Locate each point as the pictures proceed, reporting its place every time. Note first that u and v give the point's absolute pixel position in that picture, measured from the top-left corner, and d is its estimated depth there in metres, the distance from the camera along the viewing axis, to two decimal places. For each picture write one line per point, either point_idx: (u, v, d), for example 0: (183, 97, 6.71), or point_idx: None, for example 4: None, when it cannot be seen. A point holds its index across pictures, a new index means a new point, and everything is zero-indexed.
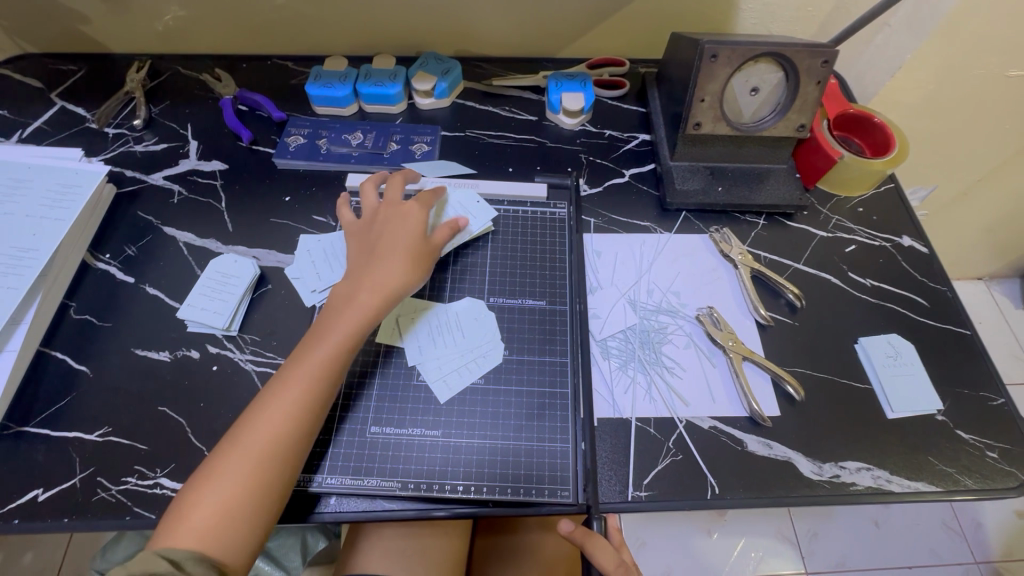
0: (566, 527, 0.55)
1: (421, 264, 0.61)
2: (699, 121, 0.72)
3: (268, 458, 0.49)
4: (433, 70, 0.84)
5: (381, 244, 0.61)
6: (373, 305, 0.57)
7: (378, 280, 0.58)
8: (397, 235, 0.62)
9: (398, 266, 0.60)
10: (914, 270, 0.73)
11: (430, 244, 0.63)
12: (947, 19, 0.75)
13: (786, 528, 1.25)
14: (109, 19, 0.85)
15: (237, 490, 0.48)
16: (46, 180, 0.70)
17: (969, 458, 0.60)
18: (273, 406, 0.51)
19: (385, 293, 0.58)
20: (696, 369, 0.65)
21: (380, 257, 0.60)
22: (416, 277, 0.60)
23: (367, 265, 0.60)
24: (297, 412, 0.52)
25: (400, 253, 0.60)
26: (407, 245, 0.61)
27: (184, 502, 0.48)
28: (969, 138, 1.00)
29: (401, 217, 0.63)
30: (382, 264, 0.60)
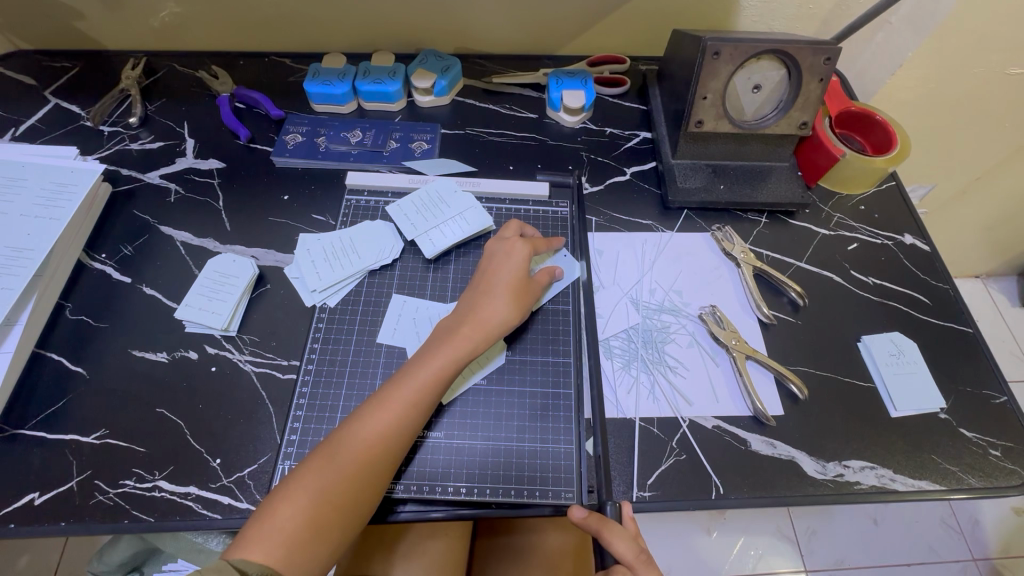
0: (578, 513, 0.52)
1: (523, 305, 0.61)
2: (701, 119, 0.71)
3: (354, 477, 0.49)
4: (432, 68, 0.83)
5: (484, 281, 0.62)
6: (473, 340, 0.57)
7: (480, 317, 0.59)
8: (500, 272, 0.62)
9: (501, 302, 0.60)
10: (916, 268, 0.73)
11: (531, 284, 0.63)
12: (948, 17, 0.75)
13: (785, 526, 1.25)
14: (104, 16, 0.84)
15: (322, 506, 0.48)
16: (41, 179, 0.69)
17: (973, 457, 0.60)
18: (366, 427, 0.51)
19: (485, 329, 0.58)
20: (700, 368, 0.64)
21: (486, 294, 0.60)
22: (515, 318, 0.60)
23: (472, 301, 0.60)
24: (388, 433, 0.52)
25: (503, 292, 0.60)
26: (511, 284, 0.61)
27: (271, 507, 0.47)
28: (968, 137, 1.00)
29: (507, 255, 0.63)
30: (485, 302, 0.60)
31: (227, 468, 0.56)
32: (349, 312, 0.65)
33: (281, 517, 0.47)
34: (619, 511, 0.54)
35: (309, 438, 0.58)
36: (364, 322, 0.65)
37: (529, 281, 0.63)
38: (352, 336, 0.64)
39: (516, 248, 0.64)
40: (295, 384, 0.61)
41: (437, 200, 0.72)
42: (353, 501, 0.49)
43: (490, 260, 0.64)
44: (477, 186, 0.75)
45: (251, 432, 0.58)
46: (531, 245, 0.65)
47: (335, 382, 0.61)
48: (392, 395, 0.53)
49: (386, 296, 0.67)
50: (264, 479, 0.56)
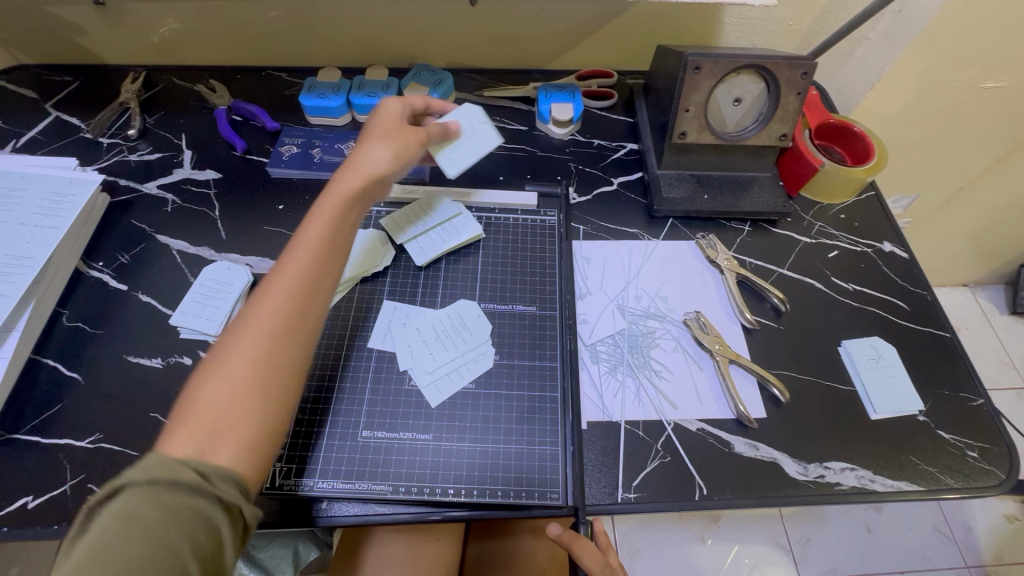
0: (553, 530, 0.55)
1: (406, 142, 0.62)
2: (684, 131, 0.74)
3: (273, 331, 0.47)
4: (425, 81, 0.86)
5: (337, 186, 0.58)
6: (362, 181, 0.58)
7: (364, 161, 0.59)
8: (380, 118, 0.64)
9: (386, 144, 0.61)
10: (895, 274, 0.75)
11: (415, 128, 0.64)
12: (922, 33, 0.78)
13: (779, 533, 1.25)
14: (105, 31, 0.86)
15: (263, 356, 0.46)
16: (41, 189, 0.70)
17: (951, 458, 0.62)
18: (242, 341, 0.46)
19: (374, 174, 0.59)
20: (683, 372, 0.66)
21: (362, 147, 0.61)
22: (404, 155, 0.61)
23: (354, 155, 0.61)
24: (298, 293, 0.50)
25: (385, 135, 0.62)
26: (388, 128, 0.63)
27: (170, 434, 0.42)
28: (948, 148, 1.03)
29: (381, 106, 0.65)
30: (364, 153, 0.60)
31: None
32: (341, 318, 0.67)
33: (205, 399, 0.44)
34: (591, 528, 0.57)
35: (301, 442, 0.59)
36: (356, 328, 0.66)
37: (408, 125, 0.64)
38: (344, 341, 0.65)
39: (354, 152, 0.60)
40: None
41: (431, 208, 0.74)
42: (285, 338, 0.48)
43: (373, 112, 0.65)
44: (468, 195, 0.77)
45: None
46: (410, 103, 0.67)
47: (327, 387, 0.62)
48: (286, 271, 0.51)
49: (378, 302, 0.68)
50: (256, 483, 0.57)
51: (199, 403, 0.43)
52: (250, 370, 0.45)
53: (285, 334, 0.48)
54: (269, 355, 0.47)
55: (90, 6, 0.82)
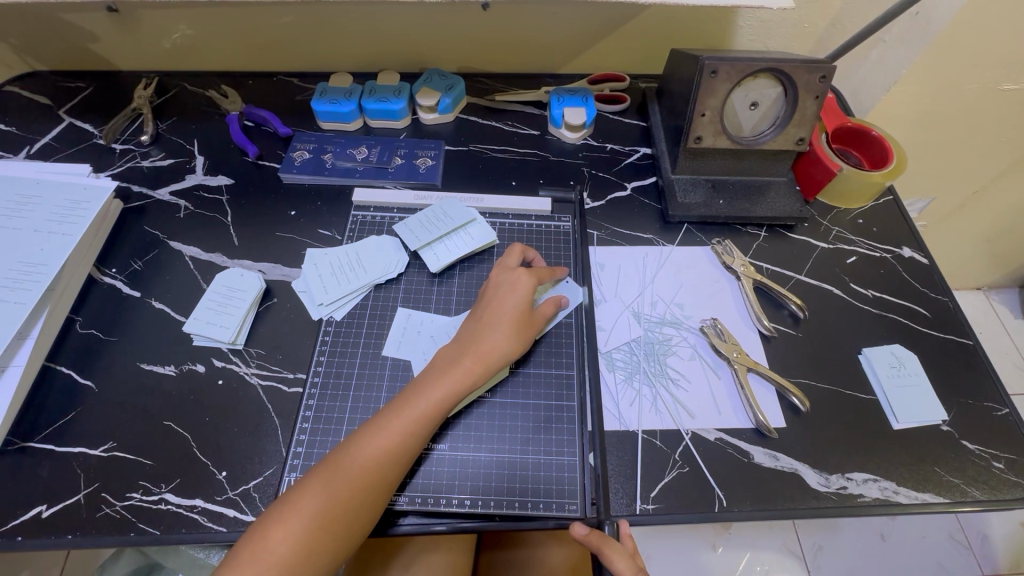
0: (579, 530, 0.53)
1: (526, 336, 0.61)
2: (700, 136, 0.73)
3: (323, 519, 0.49)
4: (437, 86, 0.85)
5: (488, 309, 0.61)
6: (473, 373, 0.57)
7: (481, 347, 0.58)
8: (504, 304, 0.61)
9: (501, 335, 0.59)
10: (915, 280, 0.74)
11: (535, 315, 0.62)
12: (941, 36, 0.77)
13: (791, 541, 1.24)
14: (118, 37, 0.86)
15: (313, 535, 0.48)
16: (55, 196, 0.70)
17: (976, 469, 0.60)
18: (359, 452, 0.51)
19: (486, 362, 0.58)
20: (701, 381, 0.65)
21: (488, 327, 0.60)
22: (518, 349, 0.60)
23: (473, 332, 0.60)
24: (355, 503, 0.50)
25: (504, 320, 0.60)
26: (514, 314, 0.61)
27: (268, 523, 0.48)
28: (965, 151, 1.01)
29: (514, 285, 0.63)
30: (485, 334, 0.59)
31: (232, 481, 0.57)
32: (355, 326, 0.66)
33: (290, 517, 0.48)
34: (618, 528, 0.55)
35: (315, 451, 0.58)
36: (369, 335, 0.66)
37: (532, 312, 0.62)
38: (358, 349, 0.65)
39: (520, 281, 0.63)
40: (301, 396, 0.62)
41: (448, 216, 0.72)
42: (327, 548, 0.49)
43: (495, 289, 0.63)
44: (481, 201, 0.76)
45: (256, 444, 0.59)
46: (535, 277, 0.64)
47: (342, 394, 0.62)
48: (416, 389, 0.56)
49: (391, 309, 0.68)
50: (270, 492, 0.56)
51: (291, 515, 0.48)
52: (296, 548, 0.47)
53: (327, 538, 0.49)
54: (308, 558, 0.48)
55: (103, 13, 0.82)
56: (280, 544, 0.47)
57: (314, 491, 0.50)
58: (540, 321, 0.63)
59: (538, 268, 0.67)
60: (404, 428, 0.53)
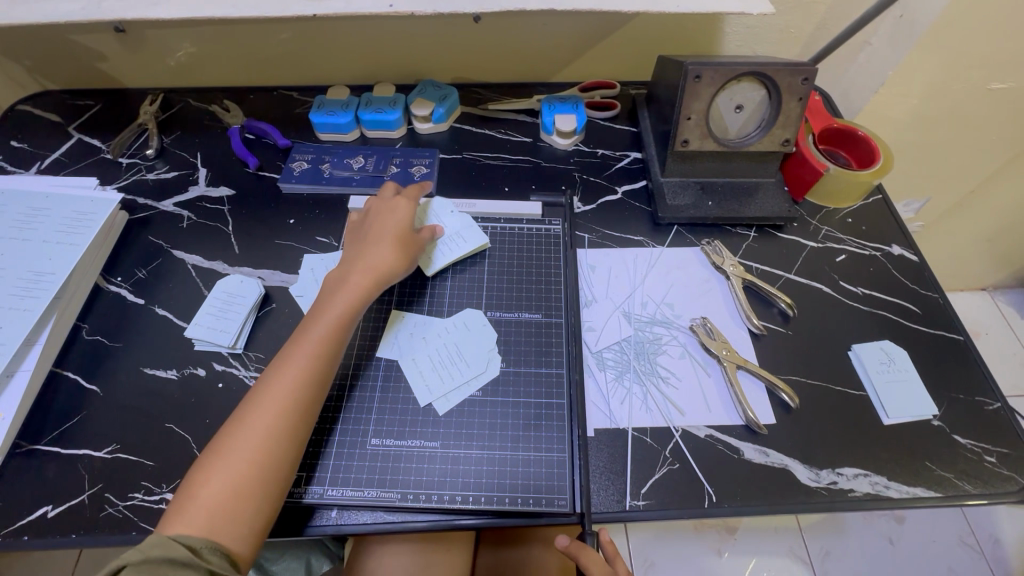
0: (561, 541, 0.56)
1: (406, 249, 0.67)
2: (686, 139, 0.74)
3: (251, 454, 0.51)
4: (431, 97, 0.88)
5: (343, 270, 0.64)
6: (365, 286, 0.63)
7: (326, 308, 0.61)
8: (359, 263, 0.64)
9: (345, 295, 0.62)
10: (904, 278, 0.74)
11: (414, 234, 0.69)
12: (925, 37, 0.78)
13: (798, 546, 1.22)
14: (125, 56, 0.89)
15: (240, 474, 0.50)
16: (63, 208, 0.73)
17: (967, 463, 0.60)
18: (268, 390, 0.54)
19: (371, 277, 0.63)
20: (690, 379, 0.66)
21: (369, 246, 0.66)
22: (402, 262, 0.66)
23: (329, 292, 0.63)
24: (274, 428, 0.52)
25: (354, 279, 0.63)
26: (391, 233, 0.67)
27: (194, 481, 0.50)
28: (958, 151, 1.02)
29: (388, 211, 0.69)
30: (366, 254, 0.65)
31: None
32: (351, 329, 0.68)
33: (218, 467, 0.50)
34: (598, 538, 0.57)
35: (311, 451, 0.59)
36: (365, 338, 0.67)
37: (408, 230, 0.68)
38: (353, 351, 0.66)
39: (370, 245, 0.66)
40: None
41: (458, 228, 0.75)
42: (264, 482, 0.51)
43: (370, 220, 0.69)
44: (474, 206, 0.78)
45: None
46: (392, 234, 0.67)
47: (337, 395, 0.63)
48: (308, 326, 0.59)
49: (386, 312, 0.69)
50: None
51: (216, 466, 0.50)
52: (230, 489, 0.49)
53: (252, 476, 0.50)
54: (237, 499, 0.49)
55: (110, 33, 0.85)
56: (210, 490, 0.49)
57: (235, 436, 0.52)
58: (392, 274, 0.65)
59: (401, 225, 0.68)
60: (308, 355, 0.57)
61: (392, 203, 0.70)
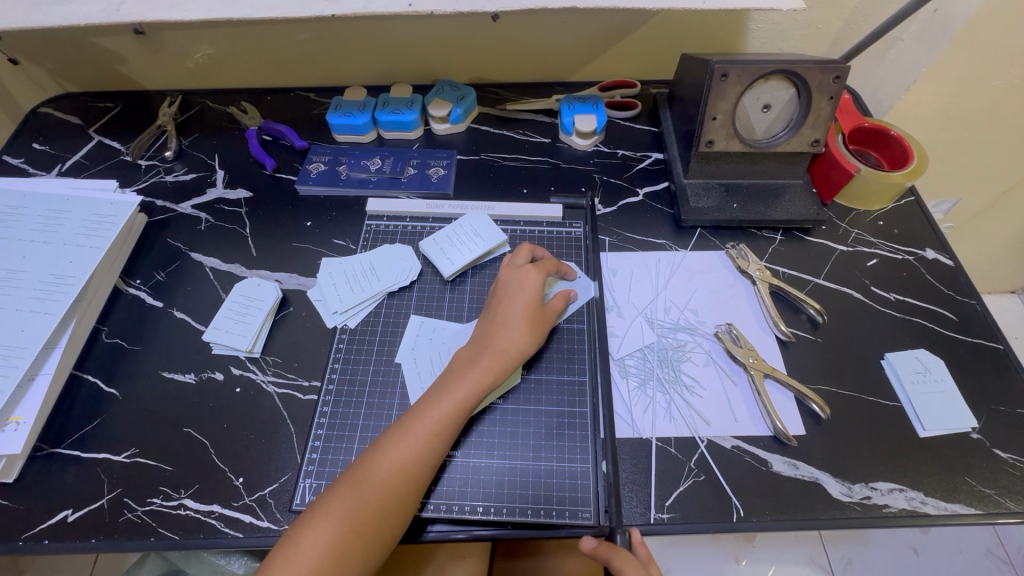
0: (589, 544, 0.53)
1: (540, 331, 0.62)
2: (712, 140, 0.72)
3: (328, 557, 0.47)
4: (449, 97, 0.87)
5: (501, 306, 0.62)
6: (492, 370, 0.58)
7: (502, 345, 0.59)
8: (517, 299, 0.62)
9: (516, 331, 0.60)
10: (939, 283, 0.71)
11: (546, 312, 0.63)
12: (961, 32, 0.75)
13: (819, 555, 1.19)
14: (145, 58, 0.90)
15: (346, 537, 0.48)
16: (83, 211, 0.73)
17: (1009, 479, 0.58)
18: (392, 454, 0.52)
19: (505, 357, 0.58)
20: (717, 388, 0.64)
21: (503, 323, 0.60)
22: (533, 346, 0.61)
23: (492, 328, 0.61)
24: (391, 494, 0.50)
25: (517, 319, 0.60)
26: (528, 310, 0.61)
27: (298, 534, 0.48)
28: (993, 150, 0.98)
29: (522, 282, 0.63)
30: (501, 331, 0.60)
31: (249, 487, 0.58)
32: (369, 333, 0.67)
33: (320, 538, 0.47)
34: (629, 537, 0.54)
35: (328, 459, 0.59)
36: (383, 343, 0.66)
37: (545, 310, 0.63)
38: (371, 356, 0.65)
39: (528, 277, 0.63)
40: (315, 404, 0.62)
41: (578, 268, 0.72)
42: (361, 557, 0.48)
43: (504, 286, 0.63)
44: (493, 209, 0.77)
45: (272, 450, 0.60)
46: (543, 270, 0.64)
47: (355, 401, 0.62)
48: (438, 391, 0.56)
49: (404, 316, 0.68)
50: (285, 498, 0.57)
51: (295, 561, 0.46)
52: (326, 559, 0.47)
53: (358, 539, 0.48)
54: (336, 561, 0.47)
55: (129, 36, 0.85)
56: (314, 545, 0.47)
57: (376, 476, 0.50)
58: (539, 329, 0.61)
59: (545, 260, 0.67)
60: (430, 431, 0.53)
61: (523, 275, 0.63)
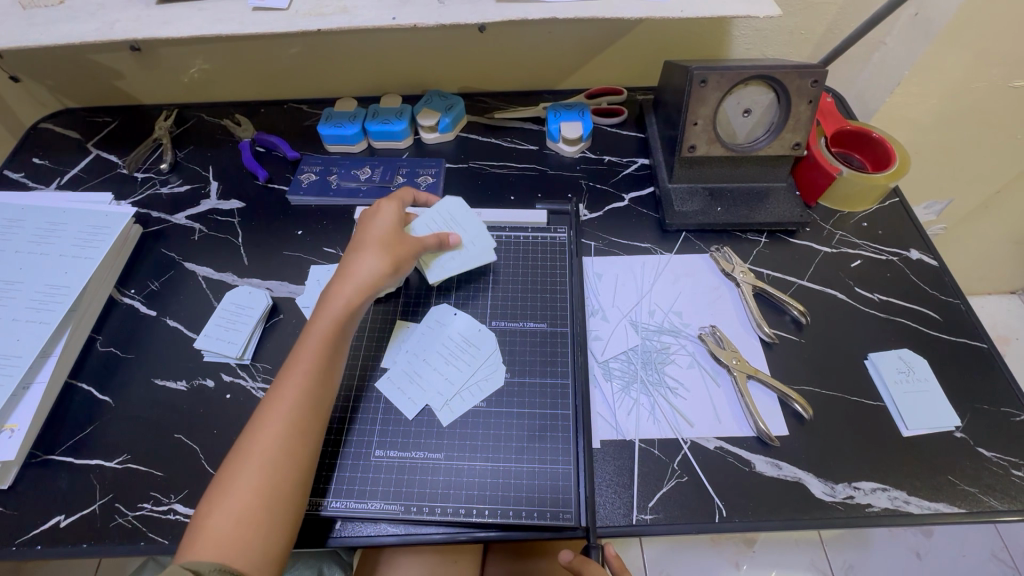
0: (565, 556, 0.54)
1: (401, 256, 0.64)
2: (693, 144, 0.73)
3: (238, 516, 0.48)
4: (438, 106, 0.88)
5: (357, 242, 0.65)
6: (355, 299, 0.60)
7: (358, 274, 0.61)
8: (370, 235, 0.65)
9: (371, 255, 0.62)
10: (923, 283, 0.72)
11: (405, 238, 0.66)
12: (941, 35, 0.75)
13: (820, 559, 1.18)
14: (142, 73, 0.92)
15: (250, 495, 0.48)
16: (79, 223, 0.75)
17: (993, 477, 0.58)
18: (272, 409, 0.53)
19: (366, 285, 0.61)
20: (700, 390, 0.64)
21: (357, 255, 0.63)
22: (395, 265, 0.63)
23: (347, 263, 0.63)
24: (283, 438, 0.51)
25: (375, 247, 0.63)
26: (383, 237, 0.64)
27: (202, 514, 0.48)
28: (982, 151, 0.98)
29: (373, 219, 0.67)
30: (356, 262, 0.62)
31: None
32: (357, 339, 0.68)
33: (224, 508, 0.48)
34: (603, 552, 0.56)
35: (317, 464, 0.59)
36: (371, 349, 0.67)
37: (402, 236, 0.66)
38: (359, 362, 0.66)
39: (382, 210, 0.67)
40: None
41: (563, 273, 0.74)
42: (274, 504, 0.49)
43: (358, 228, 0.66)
44: (479, 215, 0.78)
45: None
46: (394, 205, 0.69)
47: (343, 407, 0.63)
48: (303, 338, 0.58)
49: (391, 322, 0.69)
50: None
51: (202, 535, 0.47)
52: (238, 517, 0.48)
53: (263, 491, 0.49)
54: (251, 519, 0.48)
55: (127, 52, 0.88)
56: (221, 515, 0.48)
57: (264, 432, 0.51)
58: (404, 254, 0.64)
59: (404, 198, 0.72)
60: (304, 371, 0.55)
61: (376, 207, 0.68)
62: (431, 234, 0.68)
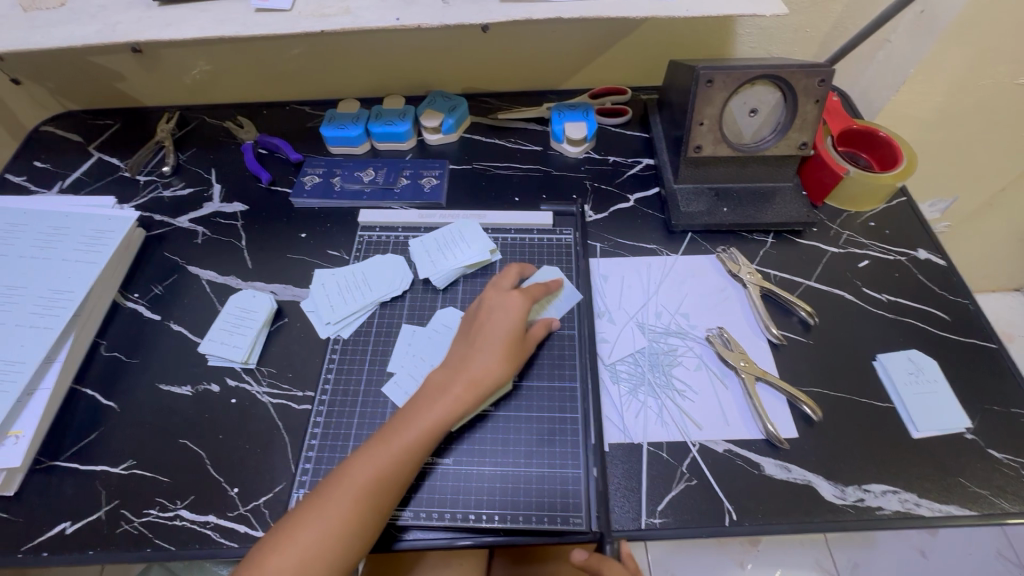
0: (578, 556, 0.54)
1: (516, 360, 0.61)
2: (699, 144, 0.72)
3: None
4: (440, 107, 0.88)
5: (481, 331, 0.61)
6: (463, 399, 0.57)
7: (474, 371, 0.58)
8: (499, 326, 0.61)
9: (493, 357, 0.59)
10: (931, 283, 0.71)
11: (526, 339, 0.63)
12: (947, 33, 0.75)
13: (825, 559, 1.18)
14: (144, 75, 0.92)
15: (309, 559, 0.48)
16: (82, 226, 0.75)
17: (1004, 479, 0.57)
18: (356, 478, 0.52)
19: (477, 387, 0.58)
20: (708, 392, 0.64)
21: (482, 348, 0.59)
22: (510, 372, 0.60)
23: (466, 353, 0.60)
24: (359, 514, 0.50)
25: (492, 344, 0.60)
26: (508, 336, 0.60)
27: (258, 558, 0.48)
28: (988, 149, 0.98)
29: (504, 309, 0.62)
30: (476, 357, 0.59)
31: (243, 497, 0.58)
32: (362, 343, 0.68)
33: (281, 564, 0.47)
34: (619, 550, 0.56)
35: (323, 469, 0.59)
36: (377, 352, 0.67)
37: (525, 337, 0.62)
38: (365, 366, 0.66)
39: (512, 303, 0.62)
40: (309, 415, 0.63)
41: (568, 275, 0.73)
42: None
43: (486, 313, 0.62)
44: (483, 217, 0.78)
45: (267, 461, 0.60)
46: (527, 295, 0.64)
47: (348, 411, 0.63)
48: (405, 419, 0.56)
49: (397, 325, 0.69)
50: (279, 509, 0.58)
51: None
52: None
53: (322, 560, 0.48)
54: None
55: (128, 54, 0.87)
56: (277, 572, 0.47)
57: (341, 499, 0.50)
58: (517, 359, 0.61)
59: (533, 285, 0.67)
60: (399, 451, 0.53)
61: (507, 297, 0.63)
62: (542, 324, 0.65)
